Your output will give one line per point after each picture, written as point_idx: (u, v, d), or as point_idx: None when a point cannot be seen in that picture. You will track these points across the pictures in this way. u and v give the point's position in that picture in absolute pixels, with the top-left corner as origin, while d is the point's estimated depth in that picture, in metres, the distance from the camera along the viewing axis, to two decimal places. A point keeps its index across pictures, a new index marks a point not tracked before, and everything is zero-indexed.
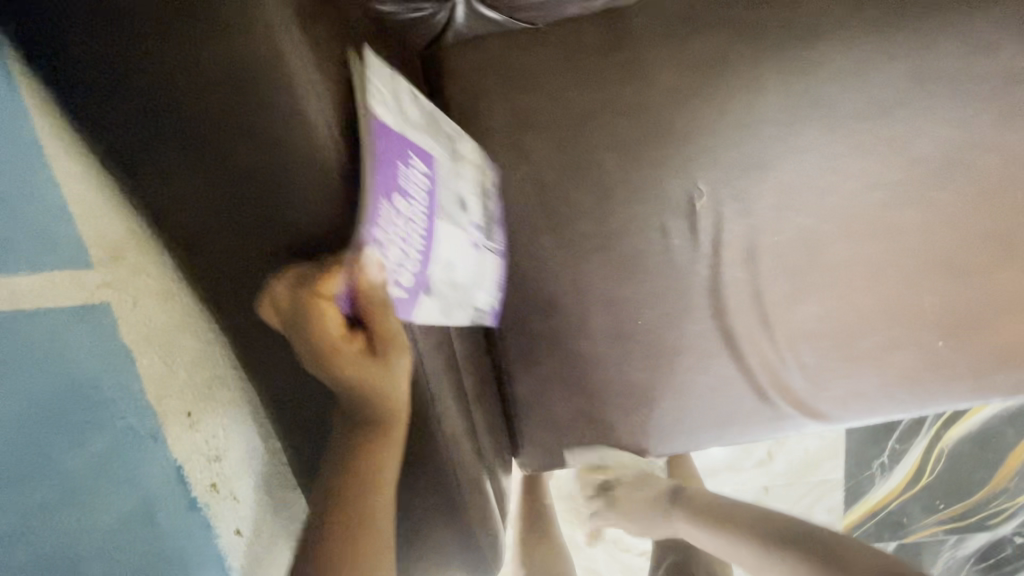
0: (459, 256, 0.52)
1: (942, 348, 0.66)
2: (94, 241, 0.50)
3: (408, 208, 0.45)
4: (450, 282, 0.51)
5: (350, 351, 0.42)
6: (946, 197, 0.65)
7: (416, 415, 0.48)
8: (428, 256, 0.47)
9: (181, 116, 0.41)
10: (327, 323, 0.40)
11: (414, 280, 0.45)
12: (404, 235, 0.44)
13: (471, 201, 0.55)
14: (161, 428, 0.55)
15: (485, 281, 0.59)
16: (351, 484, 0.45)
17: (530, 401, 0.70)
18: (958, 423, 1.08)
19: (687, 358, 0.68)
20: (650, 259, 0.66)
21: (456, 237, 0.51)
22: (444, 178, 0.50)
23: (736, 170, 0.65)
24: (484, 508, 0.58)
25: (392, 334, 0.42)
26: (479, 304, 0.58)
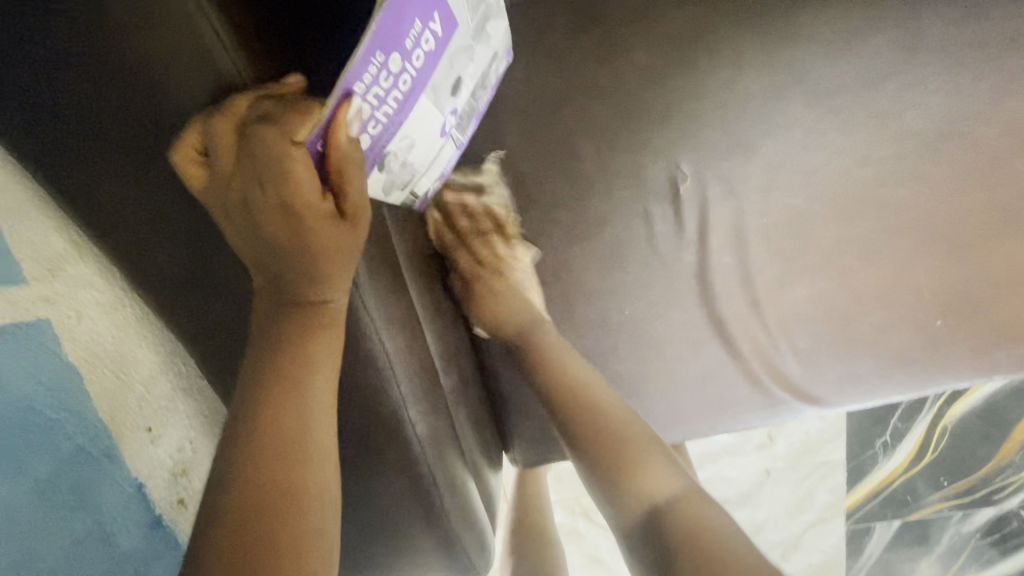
0: (424, 129, 0.44)
1: (941, 327, 0.64)
2: (29, 258, 0.51)
3: (399, 64, 0.36)
4: (401, 159, 0.43)
5: (310, 212, 0.34)
6: (942, 170, 0.62)
7: (389, 420, 0.46)
8: (394, 124, 0.39)
9: (79, 100, 0.34)
10: (295, 175, 0.33)
11: (371, 145, 0.39)
12: (381, 94, 0.36)
13: (466, 86, 0.47)
14: (117, 446, 0.54)
15: (437, 167, 0.51)
16: (291, 517, 0.37)
17: (516, 396, 0.67)
18: (959, 400, 1.07)
19: (675, 348, 0.65)
20: (634, 246, 0.63)
21: (432, 121, 0.44)
22: (453, 52, 0.42)
23: (720, 151, 0.62)
24: (467, 511, 0.56)
25: (358, 210, 0.37)
26: (422, 187, 0.50)
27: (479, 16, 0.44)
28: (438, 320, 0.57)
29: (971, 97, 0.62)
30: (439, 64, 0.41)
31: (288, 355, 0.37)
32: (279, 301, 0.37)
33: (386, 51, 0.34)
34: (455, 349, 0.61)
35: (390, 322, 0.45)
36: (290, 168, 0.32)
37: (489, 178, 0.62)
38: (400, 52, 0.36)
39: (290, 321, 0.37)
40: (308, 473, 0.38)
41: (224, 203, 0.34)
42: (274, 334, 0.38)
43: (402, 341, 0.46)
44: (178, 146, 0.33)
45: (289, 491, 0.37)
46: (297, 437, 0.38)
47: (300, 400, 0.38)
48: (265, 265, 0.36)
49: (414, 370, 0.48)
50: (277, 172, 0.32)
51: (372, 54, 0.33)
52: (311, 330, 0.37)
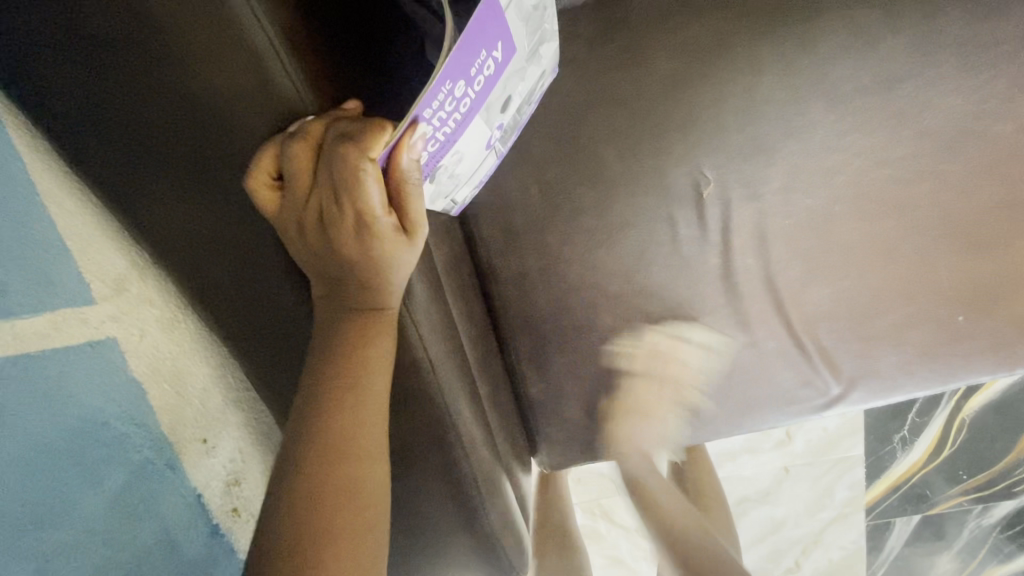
0: (473, 144, 0.46)
1: (962, 322, 0.65)
2: (99, 277, 0.59)
3: (463, 88, 0.38)
4: (449, 172, 0.45)
5: (379, 225, 0.36)
6: (959, 169, 0.63)
7: (433, 425, 0.48)
8: (449, 143, 0.41)
9: (157, 138, 0.36)
10: (366, 192, 0.34)
11: (427, 161, 0.40)
12: (444, 117, 0.38)
13: (514, 103, 0.49)
14: (178, 459, 0.62)
15: (476, 177, 0.53)
16: (343, 519, 0.38)
17: (544, 399, 0.69)
18: (976, 393, 1.08)
19: (700, 348, 0.66)
20: (658, 248, 0.65)
21: (481, 137, 0.46)
22: (508, 74, 0.44)
23: (741, 155, 0.63)
24: (504, 512, 0.57)
25: (420, 224, 0.38)
26: (461, 196, 0.52)
27: (534, 39, 0.46)
28: (471, 325, 0.58)
29: (987, 95, 0.63)
30: (495, 86, 0.43)
31: (347, 359, 0.39)
32: (337, 306, 0.39)
33: (454, 78, 0.36)
34: (486, 354, 0.62)
35: (433, 329, 0.46)
36: (362, 186, 0.34)
37: (516, 185, 0.63)
38: (465, 78, 0.37)
39: (346, 326, 0.39)
40: (365, 471, 0.39)
41: (297, 221, 0.36)
42: (331, 338, 0.39)
43: (444, 347, 0.47)
44: (254, 168, 0.35)
45: (342, 497, 0.38)
46: (354, 436, 0.39)
47: (348, 407, 0.39)
48: (327, 274, 0.38)
49: (455, 376, 0.49)
50: (349, 190, 0.34)
51: (442, 81, 0.35)
52: (368, 335, 0.39)
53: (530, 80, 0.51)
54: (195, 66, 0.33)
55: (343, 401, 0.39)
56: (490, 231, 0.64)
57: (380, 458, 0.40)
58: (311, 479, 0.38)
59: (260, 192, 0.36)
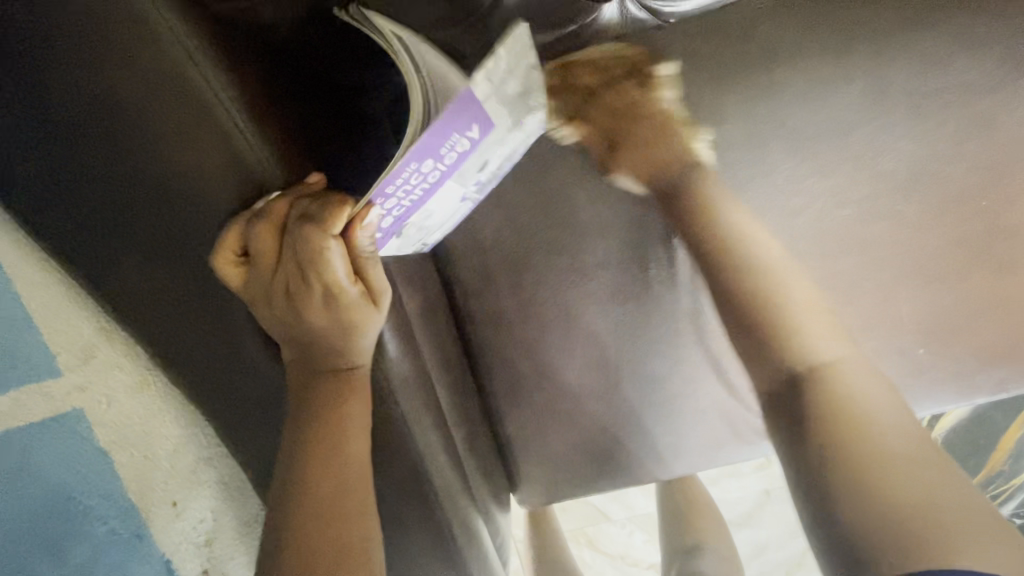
0: (448, 201, 0.47)
1: (923, 355, 0.68)
2: (66, 352, 0.64)
3: (431, 166, 0.39)
4: (421, 225, 0.47)
5: (344, 295, 0.37)
6: (916, 209, 0.66)
7: (413, 477, 0.48)
8: (418, 205, 0.43)
9: (126, 224, 0.37)
10: (331, 266, 0.35)
11: (392, 222, 0.42)
12: (408, 190, 0.39)
13: (492, 164, 0.50)
14: (145, 526, 0.65)
15: (449, 223, 0.55)
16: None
17: (524, 435, 0.71)
18: (947, 414, 1.10)
19: (675, 384, 0.69)
20: (631, 289, 0.67)
21: (454, 196, 0.48)
22: (488, 146, 0.44)
23: (708, 199, 0.65)
24: (484, 556, 0.57)
25: (383, 290, 0.39)
26: (434, 237, 0.55)
27: (518, 113, 0.46)
28: (448, 372, 0.59)
29: (941, 139, 0.65)
30: (474, 155, 0.43)
31: (327, 420, 0.39)
32: (311, 369, 0.40)
33: (418, 159, 0.37)
34: (464, 398, 0.63)
35: (409, 384, 0.47)
36: (326, 261, 0.35)
37: (493, 232, 0.65)
38: (434, 158, 0.38)
39: (323, 385, 0.39)
40: (350, 530, 0.39)
41: (261, 294, 0.37)
42: (308, 401, 0.39)
43: (419, 400, 0.48)
44: (221, 246, 0.36)
45: (319, 557, 0.38)
46: (341, 494, 0.39)
47: (324, 466, 0.39)
48: (297, 340, 0.39)
49: (432, 428, 0.49)
50: (314, 264, 0.35)
51: (406, 163, 0.36)
52: (346, 395, 0.40)
53: (514, 145, 0.51)
54: (169, 160, 0.34)
55: (322, 462, 0.39)
56: (467, 273, 0.66)
57: (369, 514, 0.40)
58: (288, 537, 0.38)
59: (225, 270, 0.37)
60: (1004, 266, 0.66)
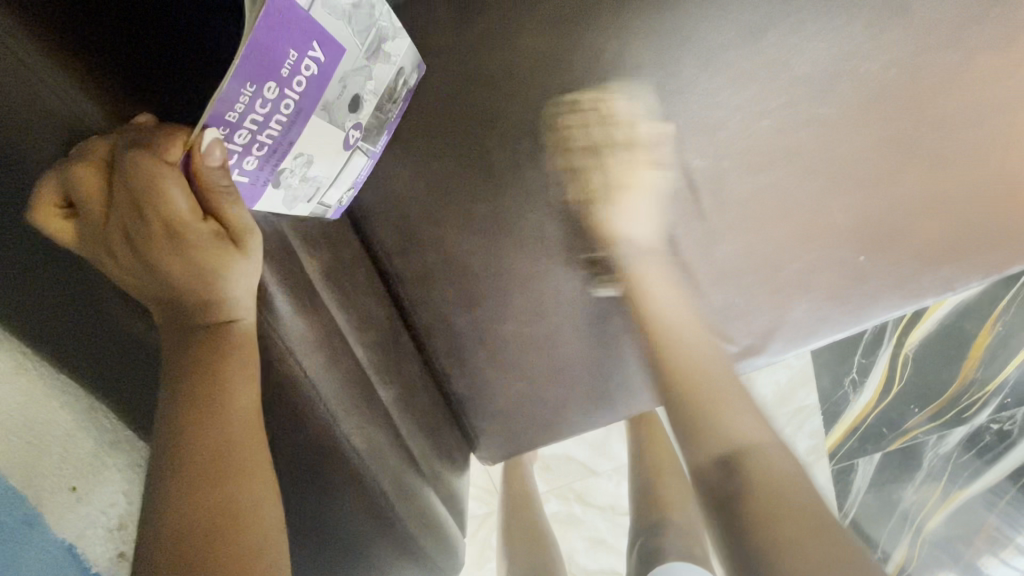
0: (324, 146, 0.46)
1: (864, 262, 0.68)
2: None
3: (276, 92, 0.38)
4: (301, 175, 0.45)
5: (198, 233, 0.36)
6: (836, 112, 0.64)
7: (324, 437, 0.46)
8: (283, 145, 0.41)
9: None
10: (170, 199, 0.34)
11: (258, 164, 0.41)
12: (259, 122, 0.38)
13: (367, 102, 0.49)
14: (37, 512, 0.54)
15: (344, 177, 0.52)
16: (213, 542, 0.36)
17: (471, 390, 0.70)
18: (915, 327, 1.10)
19: (619, 320, 0.68)
20: (558, 229, 0.65)
21: (329, 138, 0.46)
22: (344, 74, 0.44)
23: (623, 124, 0.63)
24: (427, 513, 0.57)
25: (246, 233, 0.38)
26: (332, 197, 0.53)
27: (370, 37, 0.45)
28: (368, 332, 0.57)
29: (858, 31, 0.62)
30: (329, 83, 0.43)
31: (200, 378, 0.38)
32: (185, 328, 0.38)
33: (257, 81, 0.36)
34: (397, 355, 0.62)
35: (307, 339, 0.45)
36: (163, 192, 0.33)
37: (405, 183, 0.62)
38: (277, 81, 0.37)
39: (198, 346, 0.38)
40: (240, 490, 0.38)
41: (100, 244, 0.35)
42: (178, 362, 0.38)
43: (321, 357, 0.45)
44: (40, 196, 0.34)
45: (204, 524, 0.36)
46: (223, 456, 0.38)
47: (200, 426, 0.37)
48: (157, 295, 0.37)
49: (343, 386, 0.48)
50: (150, 199, 0.33)
51: (244, 83, 0.35)
52: (220, 353, 0.38)
53: (385, 79, 0.50)
54: None
55: (196, 422, 0.37)
56: (385, 232, 0.63)
57: (264, 476, 0.39)
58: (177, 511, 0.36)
59: (55, 224, 0.35)
60: (931, 159, 0.66)
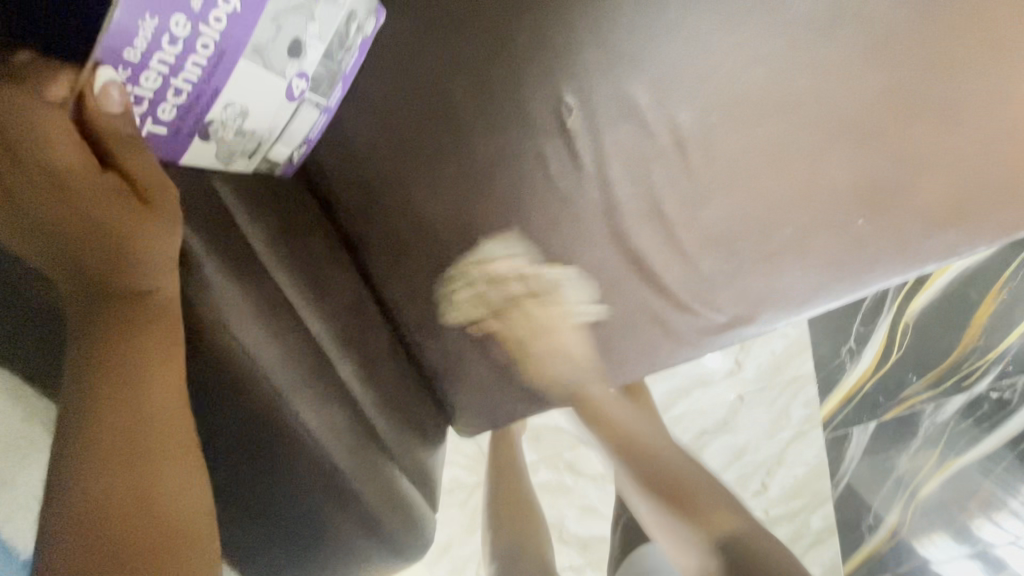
0: (263, 98, 0.43)
1: (864, 227, 0.63)
2: None
3: (186, 29, 0.36)
4: (235, 128, 0.43)
5: (93, 183, 0.34)
6: (836, 59, 0.59)
7: (269, 414, 0.43)
8: (204, 93, 0.40)
9: None
10: (52, 142, 0.33)
11: (178, 111, 0.39)
12: (168, 64, 0.37)
13: (315, 50, 0.44)
14: None
15: (292, 133, 0.49)
16: (117, 537, 0.32)
17: (444, 362, 0.66)
18: (915, 297, 1.09)
19: (599, 289, 0.64)
20: (533, 190, 0.60)
21: (268, 87, 0.43)
22: (277, 15, 0.40)
23: (600, 73, 0.57)
24: (390, 490, 0.54)
25: (152, 187, 0.36)
26: (280, 153, 0.50)
27: None
28: (323, 301, 0.54)
29: None
30: (259, 22, 0.39)
31: (110, 350, 0.35)
32: (93, 298, 0.36)
33: (157, 15, 0.35)
34: (359, 325, 0.59)
35: (245, 307, 0.41)
36: (42, 133, 0.32)
37: (364, 140, 0.58)
38: (185, 15, 0.36)
39: (110, 313, 0.36)
40: (154, 477, 0.35)
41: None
42: (86, 336, 0.36)
43: (265, 328, 0.43)
44: None
45: (108, 517, 0.33)
46: (132, 440, 0.35)
47: (106, 406, 0.35)
48: (59, 256, 0.35)
49: (288, 359, 0.45)
50: (31, 141, 0.32)
51: (137, 15, 0.34)
52: (131, 323, 0.36)
53: (341, 25, 0.46)
54: None
55: (102, 403, 0.35)
56: (348, 194, 0.59)
57: (184, 461, 0.36)
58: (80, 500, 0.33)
59: None
60: (937, 110, 0.61)
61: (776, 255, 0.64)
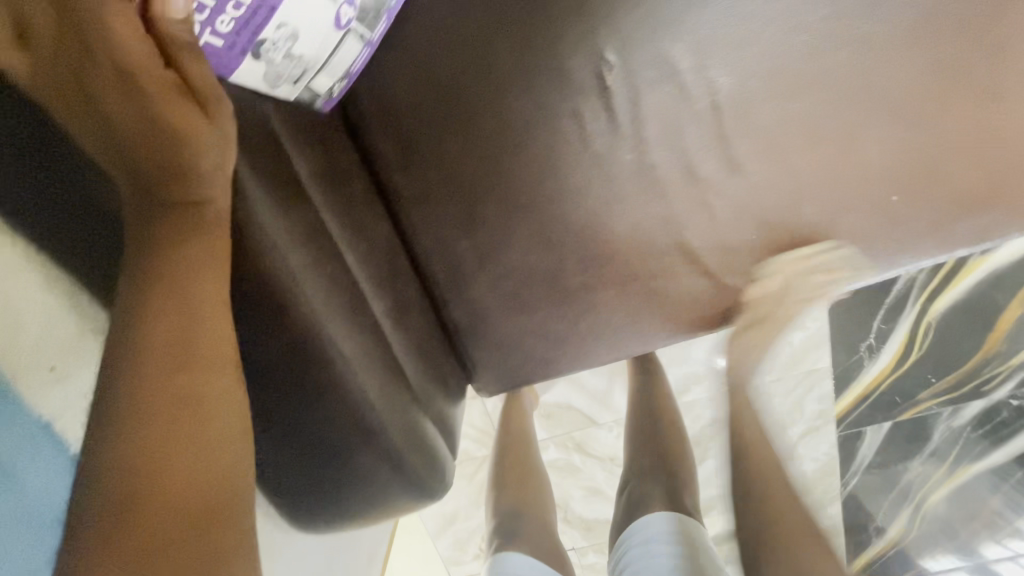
0: (313, 22, 0.43)
1: (897, 204, 0.63)
2: None
3: None
4: (283, 50, 0.43)
5: (158, 86, 0.36)
6: (882, 29, 0.58)
7: (304, 343, 0.44)
8: (259, 9, 0.40)
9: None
10: (122, 41, 0.35)
11: (234, 27, 0.40)
12: None
13: None
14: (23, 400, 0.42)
15: (337, 64, 0.49)
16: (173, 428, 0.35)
17: (469, 318, 0.68)
18: (942, 294, 1.04)
19: (627, 253, 0.65)
20: (567, 149, 0.61)
21: (319, 10, 0.43)
22: None
23: (643, 33, 0.57)
24: (414, 430, 0.55)
25: (213, 101, 0.38)
26: (323, 85, 0.50)
27: None
28: (361, 243, 0.56)
29: None
30: None
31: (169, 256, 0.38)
32: (150, 209, 0.39)
33: None
34: (390, 273, 0.60)
35: (291, 234, 0.43)
36: (115, 33, 0.35)
37: (406, 92, 0.59)
38: None
39: (165, 226, 0.38)
40: (204, 379, 0.37)
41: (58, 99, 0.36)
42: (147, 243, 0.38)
43: (308, 256, 0.45)
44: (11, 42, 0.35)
45: (166, 409, 0.35)
46: (185, 341, 0.37)
47: (162, 310, 0.37)
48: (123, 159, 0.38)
49: (326, 289, 0.46)
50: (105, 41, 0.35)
51: None
52: (189, 232, 0.38)
53: None
54: None
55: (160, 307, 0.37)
56: (387, 145, 0.60)
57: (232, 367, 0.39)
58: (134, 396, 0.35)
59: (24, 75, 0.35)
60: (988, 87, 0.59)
61: (806, 228, 0.64)
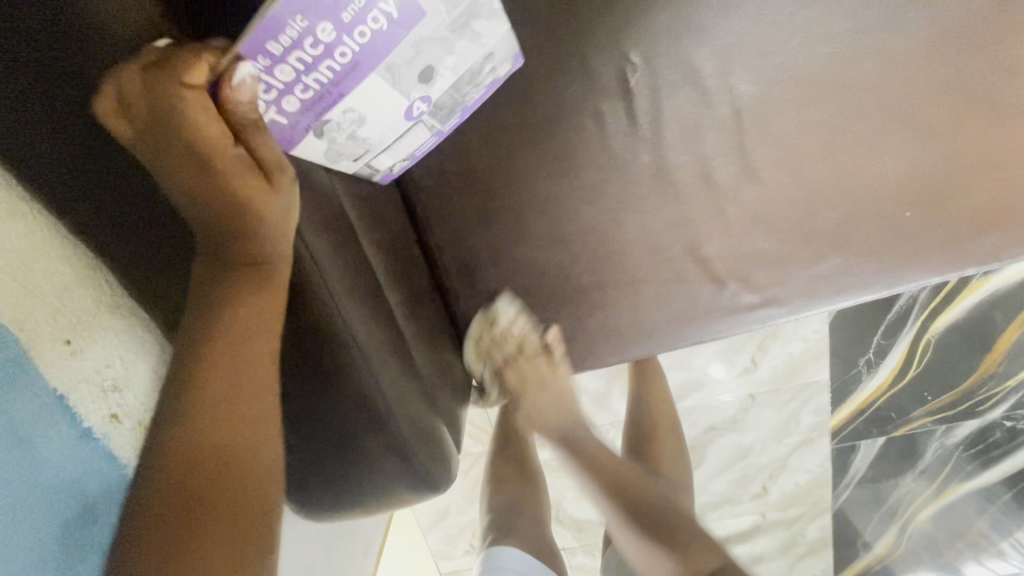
0: (380, 114, 0.46)
1: (910, 220, 0.63)
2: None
3: (332, 36, 0.38)
4: (348, 133, 0.46)
5: (231, 162, 0.37)
6: (901, 45, 0.59)
7: (322, 328, 0.44)
8: (330, 94, 0.42)
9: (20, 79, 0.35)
10: (199, 125, 0.34)
11: (301, 104, 0.41)
12: (306, 62, 0.38)
13: (442, 80, 0.47)
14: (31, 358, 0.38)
15: (398, 148, 0.53)
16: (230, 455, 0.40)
17: (477, 311, 0.68)
18: (944, 312, 1.02)
19: (639, 255, 0.65)
20: (586, 148, 0.61)
21: (392, 102, 0.46)
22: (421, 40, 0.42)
23: (667, 37, 0.58)
24: (421, 422, 0.55)
25: (279, 163, 0.39)
26: (382, 162, 0.54)
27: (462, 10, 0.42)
28: (379, 232, 0.56)
29: None
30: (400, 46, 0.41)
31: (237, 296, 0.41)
32: (217, 260, 0.41)
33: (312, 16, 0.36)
34: (403, 264, 0.60)
35: (315, 220, 0.44)
36: (191, 118, 0.34)
37: None
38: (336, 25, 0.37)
39: (235, 277, 0.41)
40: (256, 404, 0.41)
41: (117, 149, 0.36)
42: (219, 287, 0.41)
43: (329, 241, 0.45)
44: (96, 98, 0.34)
45: (232, 430, 0.40)
46: (246, 377, 0.41)
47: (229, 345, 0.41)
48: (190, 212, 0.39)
49: (344, 276, 0.46)
50: (183, 123, 0.34)
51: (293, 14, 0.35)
52: (255, 284, 0.41)
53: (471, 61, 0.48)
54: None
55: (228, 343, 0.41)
56: None
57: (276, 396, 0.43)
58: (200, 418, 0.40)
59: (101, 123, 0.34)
60: (1002, 109, 0.60)
61: (818, 240, 0.64)
